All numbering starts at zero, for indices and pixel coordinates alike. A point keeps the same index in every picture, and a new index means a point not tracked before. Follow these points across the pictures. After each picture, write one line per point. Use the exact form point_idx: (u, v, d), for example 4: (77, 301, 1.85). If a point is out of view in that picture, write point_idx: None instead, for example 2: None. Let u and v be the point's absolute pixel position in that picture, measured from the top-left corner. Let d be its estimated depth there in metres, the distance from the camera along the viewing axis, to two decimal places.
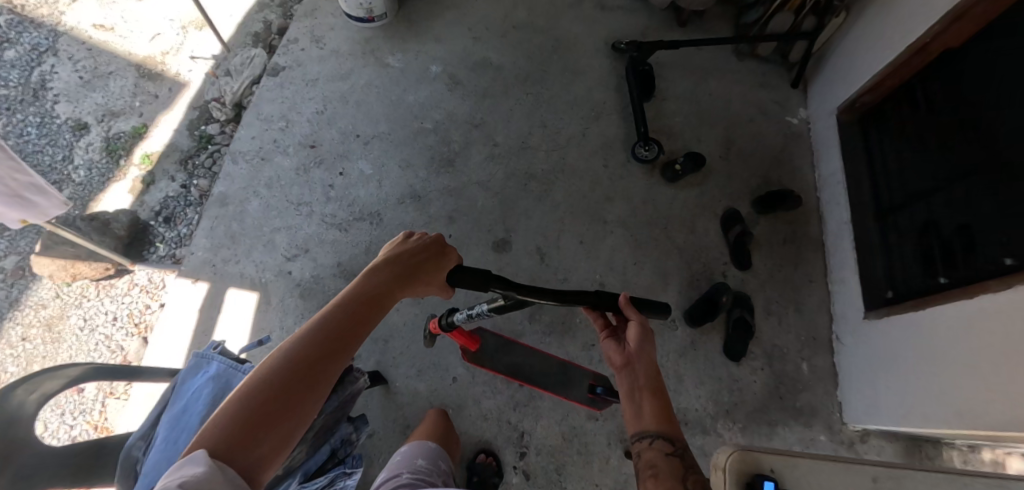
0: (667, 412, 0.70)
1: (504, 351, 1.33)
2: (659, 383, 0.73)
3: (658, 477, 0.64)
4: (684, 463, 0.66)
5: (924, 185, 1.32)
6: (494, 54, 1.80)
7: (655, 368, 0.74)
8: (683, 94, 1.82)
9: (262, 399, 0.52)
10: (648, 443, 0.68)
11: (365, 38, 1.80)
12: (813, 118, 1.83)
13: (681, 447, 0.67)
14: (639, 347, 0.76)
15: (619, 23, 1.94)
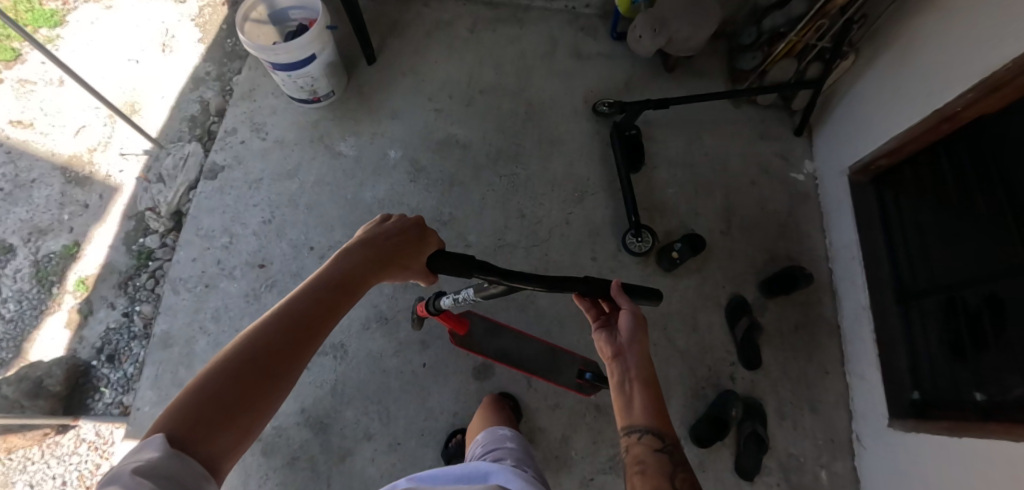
0: (660, 408, 0.80)
1: (494, 336, 1.32)
2: (651, 374, 0.82)
3: (646, 471, 0.73)
4: (673, 459, 0.74)
5: (948, 277, 1.15)
6: (458, 129, 1.59)
7: (647, 360, 0.84)
8: (675, 157, 1.63)
9: (238, 370, 0.51)
10: (640, 437, 0.78)
11: (313, 122, 1.59)
12: (822, 173, 1.64)
13: (670, 444, 0.76)
14: (634, 336, 0.85)
15: (598, 76, 1.72)
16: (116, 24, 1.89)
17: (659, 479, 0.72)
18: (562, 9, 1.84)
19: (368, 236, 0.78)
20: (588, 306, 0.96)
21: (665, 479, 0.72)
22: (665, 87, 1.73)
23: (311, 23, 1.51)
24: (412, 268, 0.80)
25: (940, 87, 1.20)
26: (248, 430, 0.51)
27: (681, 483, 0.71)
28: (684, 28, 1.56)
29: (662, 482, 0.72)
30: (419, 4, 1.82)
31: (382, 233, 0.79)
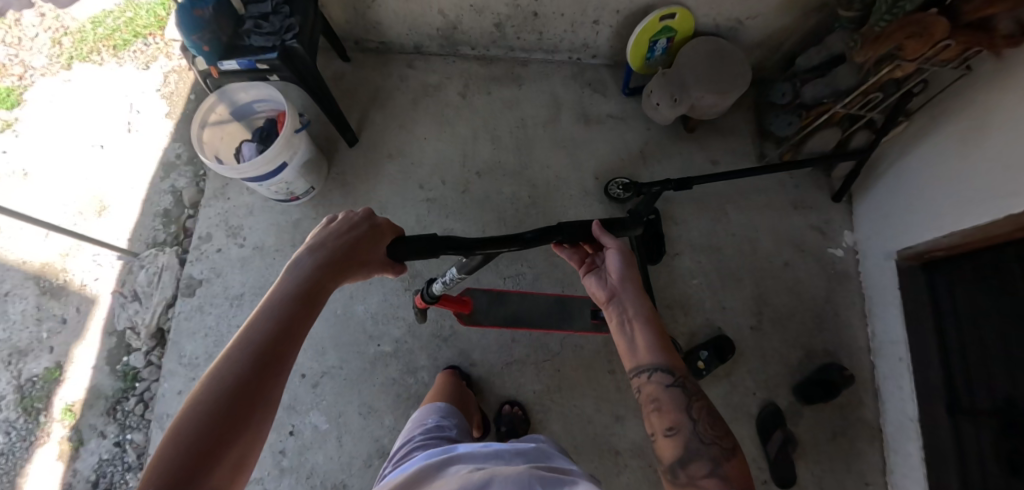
0: (665, 343, 0.77)
1: (497, 303, 1.36)
2: (651, 310, 0.79)
3: (662, 409, 0.71)
4: (687, 392, 0.72)
5: (994, 406, 0.99)
6: (454, 223, 1.43)
7: (643, 295, 0.81)
8: (699, 239, 1.45)
9: (225, 397, 0.46)
10: (651, 378, 0.74)
11: (294, 221, 1.44)
12: (864, 248, 1.46)
13: (685, 379, 0.73)
14: (624, 272, 0.83)
15: (609, 143, 1.53)
16: (80, 103, 1.74)
17: (676, 417, 0.70)
18: (565, 60, 1.62)
19: (324, 238, 0.72)
20: (570, 252, 0.93)
21: (683, 416, 0.70)
22: (686, 153, 1.53)
23: (279, 116, 1.33)
24: (373, 265, 0.76)
25: (1013, 184, 0.96)
26: (248, 451, 0.46)
27: (700, 417, 0.69)
28: (708, 95, 1.36)
29: (680, 419, 0.70)
30: (403, 64, 1.61)
31: (340, 232, 0.74)
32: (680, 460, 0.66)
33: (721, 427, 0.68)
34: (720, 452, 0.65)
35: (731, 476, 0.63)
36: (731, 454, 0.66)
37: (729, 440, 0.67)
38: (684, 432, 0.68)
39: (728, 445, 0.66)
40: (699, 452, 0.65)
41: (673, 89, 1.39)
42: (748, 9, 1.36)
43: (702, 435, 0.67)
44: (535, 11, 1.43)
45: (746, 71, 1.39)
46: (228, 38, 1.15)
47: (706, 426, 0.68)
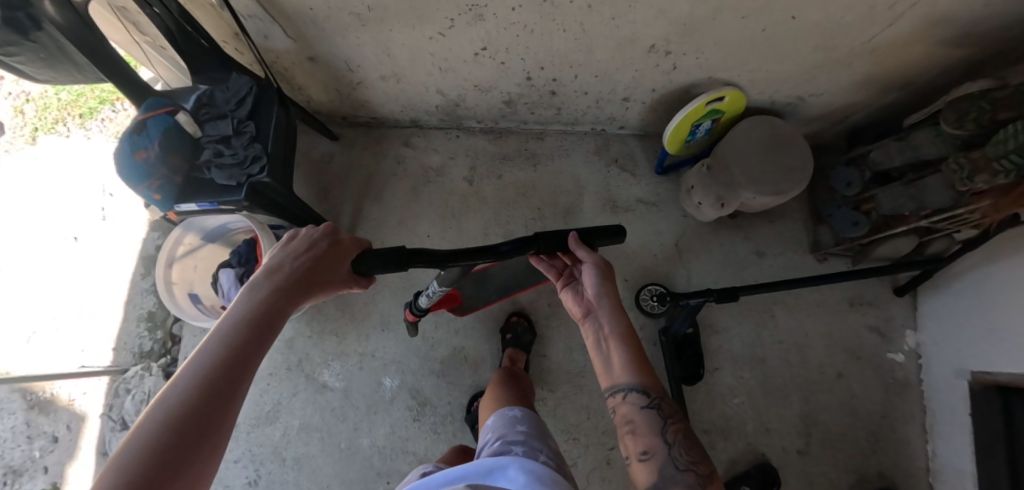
0: (642, 361, 0.72)
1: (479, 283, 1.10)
2: (627, 326, 0.75)
3: (635, 431, 0.68)
4: (664, 414, 0.68)
5: None
6: (465, 340, 1.27)
7: (620, 309, 0.76)
8: (742, 350, 1.28)
9: (180, 421, 0.44)
10: (624, 399, 0.70)
11: (287, 340, 1.30)
12: (928, 353, 1.26)
13: (664, 402, 0.69)
14: (598, 284, 0.77)
15: (639, 235, 1.32)
16: (49, 187, 1.58)
17: (651, 441, 0.67)
18: (586, 132, 1.38)
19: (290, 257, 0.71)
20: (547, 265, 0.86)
21: (659, 440, 0.66)
22: (728, 245, 1.33)
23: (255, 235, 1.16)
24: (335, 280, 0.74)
25: None
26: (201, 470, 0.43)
27: (675, 440, 0.66)
28: (759, 197, 1.15)
29: (655, 442, 0.67)
30: (399, 142, 1.40)
31: (305, 254, 0.72)
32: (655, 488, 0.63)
33: (697, 452, 0.65)
34: (698, 480, 0.62)
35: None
36: (707, 481, 0.63)
37: (706, 465, 0.64)
38: (660, 458, 0.65)
39: (704, 470, 0.63)
40: (674, 478, 0.62)
41: (719, 189, 1.17)
42: (812, 86, 1.12)
43: (678, 459, 0.64)
44: (553, 90, 1.19)
45: (807, 164, 1.16)
46: (184, 175, 0.96)
47: (682, 450, 0.65)
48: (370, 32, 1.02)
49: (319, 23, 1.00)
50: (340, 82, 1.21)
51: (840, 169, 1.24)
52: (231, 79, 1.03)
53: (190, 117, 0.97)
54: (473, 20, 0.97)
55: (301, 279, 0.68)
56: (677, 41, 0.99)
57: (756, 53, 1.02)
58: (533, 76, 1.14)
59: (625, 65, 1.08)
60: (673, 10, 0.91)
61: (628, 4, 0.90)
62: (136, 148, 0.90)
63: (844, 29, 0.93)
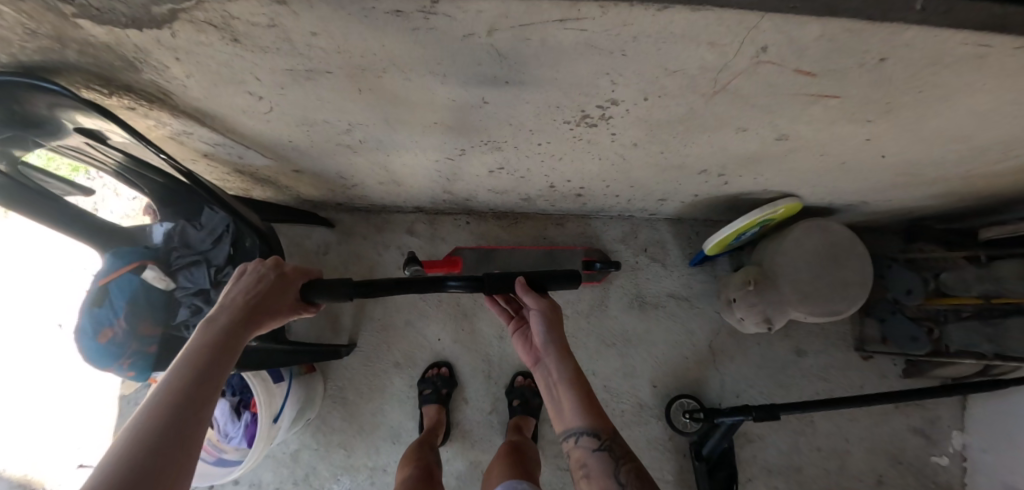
0: (591, 402, 0.71)
1: (486, 262, 1.17)
2: (574, 370, 0.73)
3: (591, 476, 0.66)
4: (615, 455, 0.66)
5: None
6: (482, 454, 1.18)
7: (566, 351, 0.74)
8: (785, 462, 1.12)
9: (133, 464, 0.44)
10: (577, 443, 0.69)
11: (291, 453, 1.20)
12: (977, 459, 1.06)
13: (615, 440, 0.67)
14: (547, 333, 0.75)
15: (670, 336, 1.19)
16: (11, 263, 1.30)
17: (604, 482, 0.65)
18: (612, 217, 1.23)
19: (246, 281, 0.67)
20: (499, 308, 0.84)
21: (612, 481, 0.64)
22: (764, 342, 1.18)
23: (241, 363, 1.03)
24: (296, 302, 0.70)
25: None
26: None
27: (627, 477, 0.63)
28: (814, 318, 1.00)
29: (608, 485, 0.64)
30: (402, 230, 1.25)
31: (266, 278, 0.68)
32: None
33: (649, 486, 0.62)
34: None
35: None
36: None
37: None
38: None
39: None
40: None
41: (767, 309, 1.02)
42: (883, 196, 0.96)
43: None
44: (578, 193, 1.03)
45: (867, 277, 0.99)
46: (160, 343, 0.83)
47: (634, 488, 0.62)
48: (365, 156, 0.85)
49: (303, 150, 0.83)
50: (333, 185, 1.05)
51: (895, 268, 1.04)
52: (204, 215, 0.87)
53: (158, 273, 0.84)
54: (488, 150, 0.80)
55: (259, 304, 0.65)
56: (735, 168, 0.83)
57: (824, 176, 0.86)
58: (557, 186, 0.98)
59: (667, 181, 0.92)
60: (736, 148, 0.74)
61: (683, 143, 0.73)
62: (99, 327, 0.79)
63: (939, 165, 0.76)
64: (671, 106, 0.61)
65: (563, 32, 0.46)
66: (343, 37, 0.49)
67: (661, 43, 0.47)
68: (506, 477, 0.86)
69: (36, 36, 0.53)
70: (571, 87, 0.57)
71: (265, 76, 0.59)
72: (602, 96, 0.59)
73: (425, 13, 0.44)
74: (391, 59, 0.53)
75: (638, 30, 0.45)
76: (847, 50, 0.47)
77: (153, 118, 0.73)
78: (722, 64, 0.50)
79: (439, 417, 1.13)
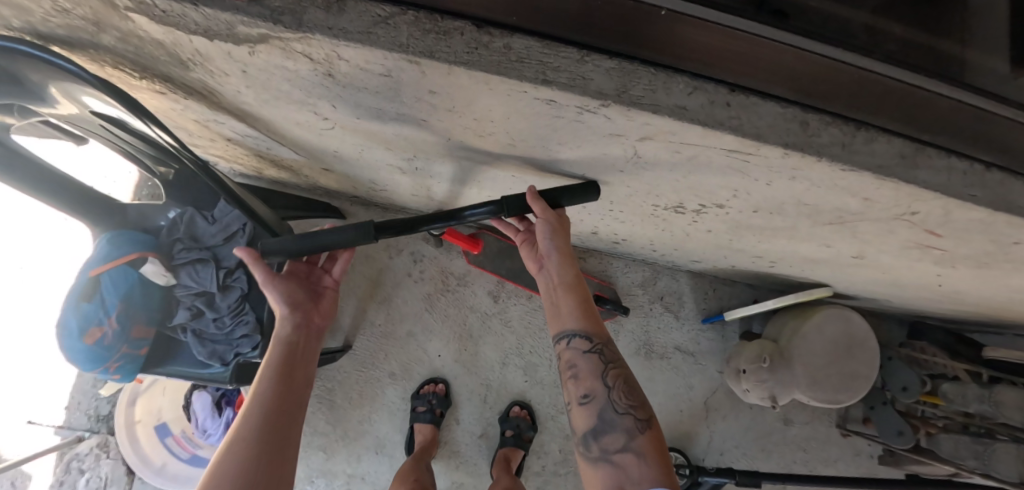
0: (585, 302, 0.61)
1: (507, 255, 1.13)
2: (574, 275, 0.60)
3: (578, 378, 0.57)
4: (604, 360, 0.57)
5: None
6: (465, 475, 1.15)
7: (567, 254, 0.60)
8: None
9: (266, 409, 0.61)
10: (566, 343, 0.59)
11: None
12: None
13: (607, 346, 0.58)
14: (552, 243, 0.59)
15: (670, 389, 1.19)
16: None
17: (592, 383, 0.56)
18: (636, 260, 1.19)
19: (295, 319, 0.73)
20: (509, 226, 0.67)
21: (599, 383, 0.56)
22: (756, 408, 1.21)
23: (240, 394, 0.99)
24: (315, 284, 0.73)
25: None
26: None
27: (614, 384, 0.56)
28: (816, 403, 1.02)
29: (595, 385, 0.56)
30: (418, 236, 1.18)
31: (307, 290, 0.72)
32: (592, 432, 0.54)
33: (638, 395, 0.55)
34: (635, 424, 0.53)
35: (647, 450, 0.52)
36: (647, 426, 0.54)
37: (646, 410, 0.55)
38: (600, 402, 0.55)
39: (643, 417, 0.54)
40: (611, 425, 0.53)
41: (774, 387, 1.03)
42: (907, 301, 0.98)
43: (617, 403, 0.54)
44: (617, 242, 0.99)
45: (872, 371, 1.01)
46: (151, 345, 0.76)
47: (620, 393, 0.55)
48: (411, 177, 0.78)
49: (346, 158, 0.75)
50: (359, 184, 0.96)
51: (895, 363, 1.08)
52: (219, 209, 0.80)
53: (159, 268, 0.74)
54: None
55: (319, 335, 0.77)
56: (792, 263, 0.81)
57: (865, 283, 0.86)
58: (600, 233, 0.93)
59: (716, 254, 0.88)
60: (807, 253, 0.71)
61: (758, 240, 0.70)
62: (86, 326, 0.68)
63: (986, 299, 0.77)
64: (774, 219, 0.57)
65: (723, 158, 0.41)
66: (466, 103, 0.41)
67: (814, 186, 0.43)
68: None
69: (66, 15, 0.42)
70: (686, 188, 0.52)
71: (344, 108, 0.49)
72: (711, 200, 0.55)
73: (583, 111, 0.38)
74: (509, 130, 0.46)
75: (802, 174, 0.41)
76: (991, 231, 0.45)
77: (183, 104, 0.63)
78: (861, 211, 0.47)
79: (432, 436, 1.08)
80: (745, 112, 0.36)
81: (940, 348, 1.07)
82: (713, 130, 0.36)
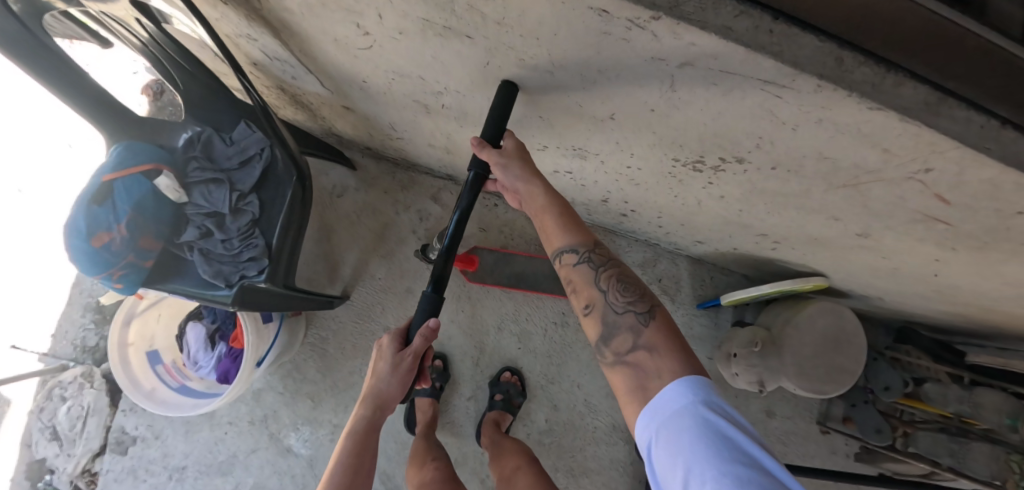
0: (568, 214, 0.61)
1: (503, 264, 1.15)
2: (546, 195, 0.61)
3: (577, 292, 0.58)
4: (595, 265, 0.58)
5: None
6: (450, 435, 1.15)
7: (532, 174, 0.61)
8: None
9: None
10: (559, 261, 0.60)
11: (254, 391, 1.15)
12: None
13: (596, 251, 0.59)
14: (511, 171, 0.61)
15: None
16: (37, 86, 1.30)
17: (588, 293, 0.57)
18: (638, 240, 1.21)
19: (378, 375, 0.66)
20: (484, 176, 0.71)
21: (595, 291, 0.57)
22: (741, 397, 1.24)
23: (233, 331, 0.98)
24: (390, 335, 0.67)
25: None
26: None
27: (609, 286, 0.56)
28: (801, 392, 1.04)
29: (592, 294, 0.57)
30: (427, 195, 1.18)
31: (387, 351, 0.66)
32: (602, 338, 0.55)
33: (637, 290, 0.55)
34: (638, 319, 0.54)
35: (657, 343, 0.52)
36: (652, 316, 0.54)
37: (648, 301, 0.55)
38: (600, 308, 0.56)
39: (645, 307, 0.54)
40: (616, 326, 0.54)
41: (762, 372, 1.06)
42: (900, 300, 1.00)
43: (616, 305, 0.55)
44: (624, 214, 1.00)
45: (859, 366, 1.02)
46: (156, 259, 0.75)
47: (617, 293, 0.55)
48: (435, 119, 0.79)
49: (372, 92, 0.76)
50: (377, 130, 0.96)
51: (880, 364, 1.09)
52: (238, 131, 0.79)
53: (173, 184, 0.74)
54: (571, 155, 0.75)
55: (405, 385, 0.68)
56: (796, 243, 0.82)
57: (864, 273, 0.88)
58: (610, 202, 0.94)
59: (721, 232, 0.90)
60: (813, 229, 0.73)
61: (772, 211, 0.71)
62: (95, 229, 0.68)
63: (974, 295, 0.80)
64: (790, 181, 0.59)
65: (757, 92, 0.43)
66: (516, 11, 0.42)
67: (837, 132, 0.45)
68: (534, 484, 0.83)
69: None
70: (711, 136, 0.54)
71: (388, 17, 0.50)
72: (732, 152, 0.56)
73: (632, 26, 0.39)
74: (550, 50, 0.47)
75: (829, 115, 0.43)
76: (999, 196, 0.47)
77: (220, 11, 0.64)
78: (877, 167, 0.49)
79: (433, 411, 1.04)
80: (787, 41, 0.38)
81: (925, 352, 1.10)
82: (756, 53, 0.38)
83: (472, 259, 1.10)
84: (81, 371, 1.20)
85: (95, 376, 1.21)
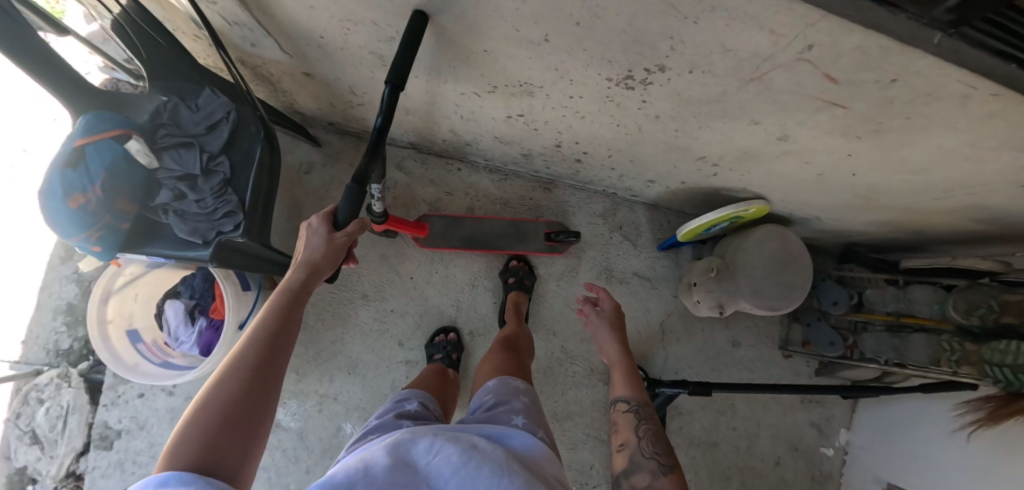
0: (633, 374, 0.84)
1: (454, 228, 1.18)
2: (620, 349, 0.91)
3: (618, 432, 0.75)
4: (640, 417, 0.75)
5: None
6: None
7: (617, 333, 0.94)
8: (701, 432, 1.29)
9: (263, 341, 0.53)
10: (616, 406, 0.79)
11: None
12: (854, 454, 1.29)
13: (644, 407, 0.77)
14: (601, 328, 0.97)
15: (629, 311, 1.28)
16: None
17: (627, 435, 0.73)
18: (597, 192, 1.29)
19: (309, 249, 0.71)
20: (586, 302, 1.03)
21: (633, 435, 0.73)
22: (708, 330, 1.32)
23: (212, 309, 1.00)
24: (321, 217, 0.75)
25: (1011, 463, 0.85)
26: (263, 448, 0.47)
27: (645, 435, 0.72)
28: (757, 311, 1.12)
29: (629, 437, 0.73)
30: (391, 164, 1.23)
31: (318, 229, 0.73)
32: (625, 472, 0.69)
33: (665, 447, 0.70)
34: (659, 468, 0.67)
35: (668, 489, 0.64)
36: (670, 470, 0.67)
37: (671, 458, 0.68)
38: (632, 448, 0.71)
39: (668, 462, 0.67)
40: (639, 466, 0.68)
41: (721, 296, 1.15)
42: (835, 216, 1.09)
43: (644, 450, 0.70)
44: (579, 160, 1.08)
45: (807, 283, 1.09)
46: (132, 222, 0.79)
47: (649, 444, 0.71)
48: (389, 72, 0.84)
49: (328, 49, 0.81)
50: (337, 98, 1.01)
51: (827, 283, 1.20)
52: (203, 97, 0.82)
53: (144, 148, 0.78)
54: (520, 92, 0.82)
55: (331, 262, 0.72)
56: (731, 161, 0.91)
57: (795, 187, 0.97)
58: (563, 146, 1.02)
59: (665, 162, 0.99)
60: (739, 140, 0.82)
61: (700, 125, 0.79)
62: (71, 190, 0.71)
63: (888, 193, 0.90)
64: (706, 83, 0.67)
65: None
66: None
67: (731, 19, 0.52)
68: (497, 374, 0.75)
69: None
70: (631, 43, 0.61)
71: None
72: (653, 59, 0.64)
73: None
74: None
75: (719, 2, 0.49)
76: (869, 69, 0.55)
77: None
78: (769, 52, 0.57)
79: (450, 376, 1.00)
80: None
81: (865, 266, 1.21)
82: None
83: (424, 226, 1.09)
84: (55, 373, 1.19)
85: (72, 376, 1.21)
